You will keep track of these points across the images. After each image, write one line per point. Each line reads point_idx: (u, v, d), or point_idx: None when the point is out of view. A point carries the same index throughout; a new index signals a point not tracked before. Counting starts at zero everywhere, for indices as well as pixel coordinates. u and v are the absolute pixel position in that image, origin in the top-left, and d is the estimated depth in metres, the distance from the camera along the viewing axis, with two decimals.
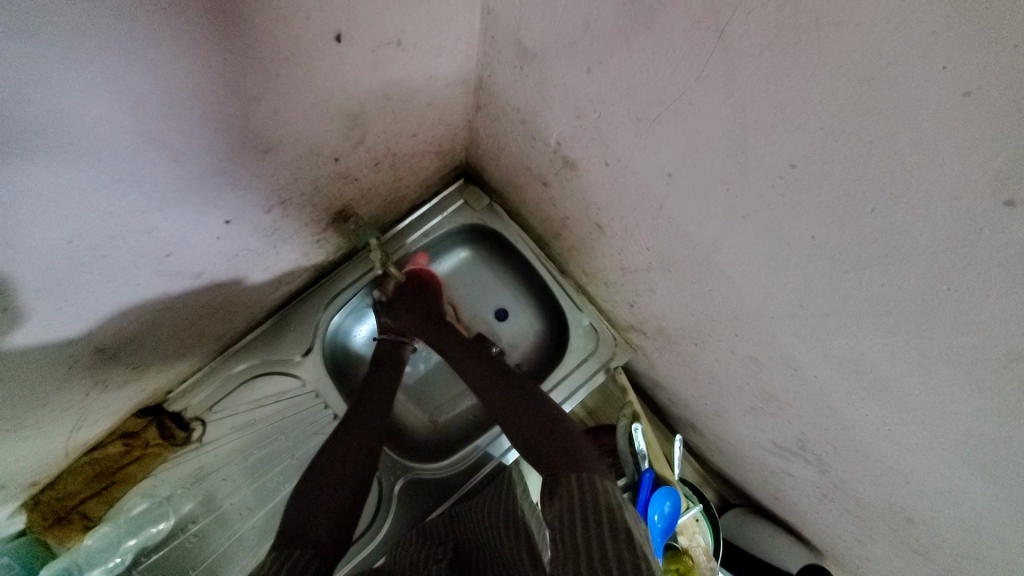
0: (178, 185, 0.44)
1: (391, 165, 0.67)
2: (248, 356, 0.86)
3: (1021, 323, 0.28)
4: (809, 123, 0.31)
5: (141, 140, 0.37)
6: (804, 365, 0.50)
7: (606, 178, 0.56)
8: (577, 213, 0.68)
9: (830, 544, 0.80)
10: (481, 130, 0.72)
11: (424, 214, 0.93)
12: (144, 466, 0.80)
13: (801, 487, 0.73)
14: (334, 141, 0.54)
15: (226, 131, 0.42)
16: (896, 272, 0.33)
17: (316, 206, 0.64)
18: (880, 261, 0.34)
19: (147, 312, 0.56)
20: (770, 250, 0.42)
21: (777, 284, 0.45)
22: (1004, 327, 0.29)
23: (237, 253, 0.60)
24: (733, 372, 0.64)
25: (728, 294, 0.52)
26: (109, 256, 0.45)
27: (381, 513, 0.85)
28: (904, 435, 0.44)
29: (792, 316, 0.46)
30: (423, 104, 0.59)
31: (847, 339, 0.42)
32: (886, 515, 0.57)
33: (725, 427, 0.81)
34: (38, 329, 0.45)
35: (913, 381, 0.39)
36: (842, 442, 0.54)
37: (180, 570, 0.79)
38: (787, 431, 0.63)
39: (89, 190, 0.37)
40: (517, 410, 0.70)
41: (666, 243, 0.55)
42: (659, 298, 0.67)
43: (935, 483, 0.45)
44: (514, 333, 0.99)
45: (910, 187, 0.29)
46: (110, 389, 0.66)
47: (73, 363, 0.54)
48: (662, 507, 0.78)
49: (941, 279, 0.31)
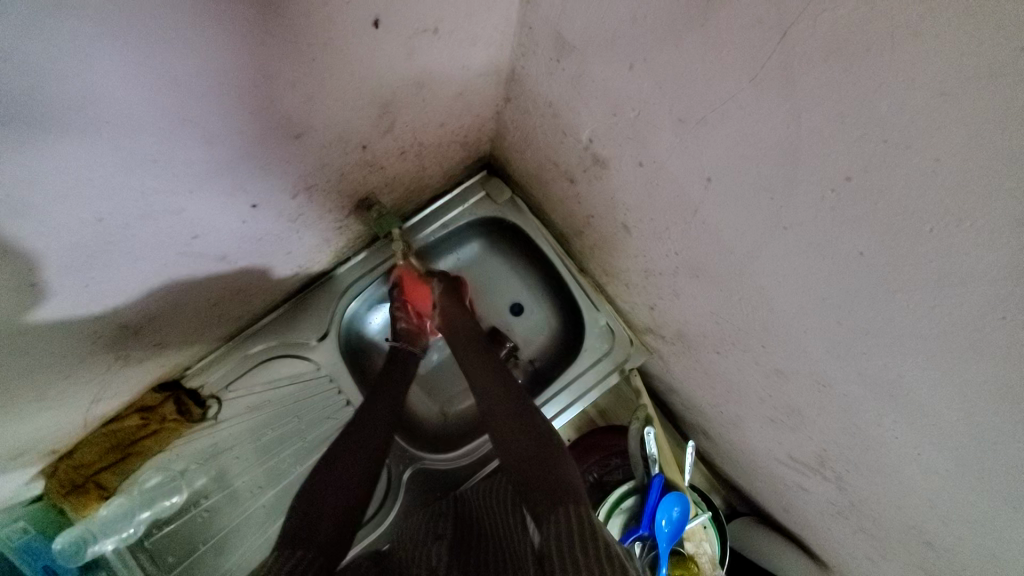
0: (207, 169, 0.44)
1: (417, 154, 0.66)
2: (265, 338, 0.86)
3: None
4: (873, 135, 0.29)
5: (175, 122, 0.37)
6: (835, 383, 0.48)
7: (638, 178, 0.54)
8: (604, 212, 0.66)
9: (840, 562, 0.78)
10: (509, 122, 0.71)
11: (444, 206, 0.91)
12: (159, 441, 0.82)
13: (815, 502, 0.72)
14: (363, 128, 0.53)
15: (256, 116, 0.41)
16: (947, 295, 0.31)
17: (340, 193, 0.63)
18: (932, 284, 0.32)
19: (170, 292, 0.57)
20: (811, 264, 0.40)
21: (813, 299, 0.43)
22: None
23: (261, 237, 0.60)
24: (756, 383, 0.63)
25: (758, 305, 0.50)
26: (139, 236, 0.45)
27: (389, 500, 0.86)
28: (935, 463, 0.42)
29: (829, 333, 0.44)
30: (453, 94, 0.57)
31: (884, 360, 0.40)
32: (904, 540, 0.55)
33: (740, 436, 0.79)
34: (63, 305, 0.45)
35: (953, 410, 0.37)
36: (866, 464, 0.52)
37: (191, 543, 0.82)
38: (806, 447, 0.62)
39: (119, 170, 0.37)
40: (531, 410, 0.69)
41: (696, 248, 0.54)
42: (682, 304, 0.66)
43: (964, 514, 0.43)
44: (528, 328, 0.98)
45: (974, 210, 0.27)
46: (130, 364, 0.67)
47: (97, 338, 0.55)
48: (670, 512, 0.78)
49: (999, 307, 0.29)
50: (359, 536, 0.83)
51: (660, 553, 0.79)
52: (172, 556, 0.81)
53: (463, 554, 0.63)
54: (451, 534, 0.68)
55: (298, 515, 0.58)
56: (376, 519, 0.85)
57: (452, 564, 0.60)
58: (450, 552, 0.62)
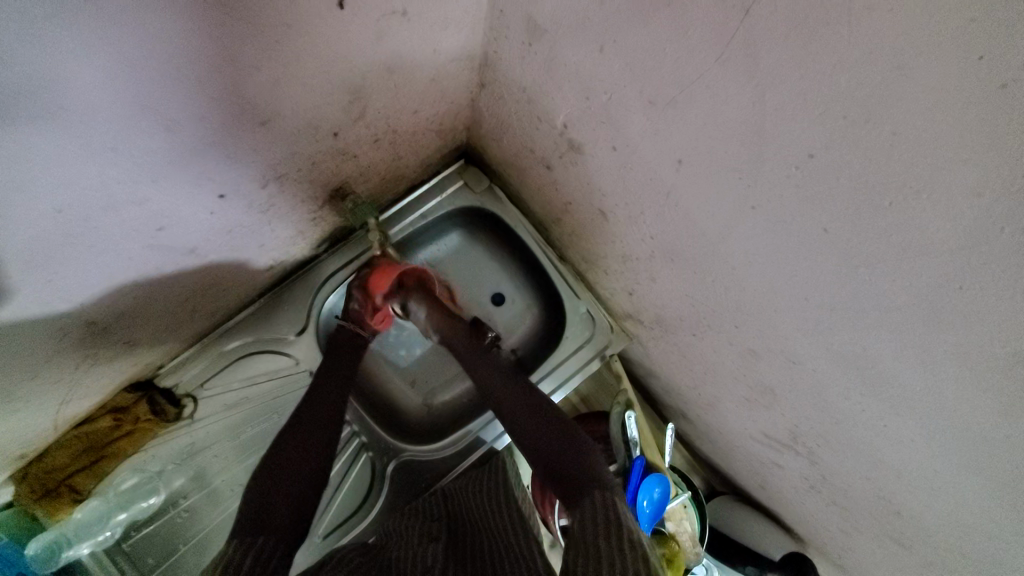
0: (171, 157, 0.41)
1: (391, 142, 0.64)
2: (240, 335, 0.84)
3: None
4: (834, 112, 0.30)
5: (137, 106, 0.35)
6: (805, 359, 0.49)
7: (612, 163, 0.54)
8: (580, 197, 0.66)
9: (815, 532, 0.82)
10: (484, 109, 0.70)
11: (422, 196, 0.90)
12: (133, 442, 0.80)
13: (790, 476, 0.75)
14: (334, 115, 0.50)
15: (223, 103, 0.39)
16: (908, 268, 0.33)
17: (313, 183, 0.60)
18: (892, 258, 0.33)
19: (138, 287, 0.54)
20: (781, 244, 0.41)
21: (783, 278, 0.44)
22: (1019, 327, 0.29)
23: (232, 229, 0.57)
24: (731, 365, 0.64)
25: (731, 285, 0.51)
26: (99, 229, 0.42)
27: (373, 491, 0.88)
28: (899, 431, 0.44)
29: (798, 311, 0.45)
30: (426, 80, 0.56)
31: (850, 334, 0.42)
32: (874, 506, 0.59)
33: (719, 416, 0.81)
34: (22, 302, 0.43)
35: (917, 380, 0.38)
36: (838, 437, 0.54)
37: (171, 543, 0.81)
38: (781, 423, 0.64)
39: (75, 156, 0.34)
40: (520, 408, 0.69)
41: (670, 233, 0.54)
42: (659, 288, 0.66)
43: (926, 480, 0.46)
44: (509, 318, 1.00)
45: (931, 182, 0.28)
46: (100, 363, 0.64)
47: (63, 336, 0.53)
48: (651, 493, 0.81)
49: (954, 278, 0.30)
50: (344, 530, 0.84)
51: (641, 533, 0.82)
52: (152, 558, 0.80)
53: (455, 547, 0.63)
54: (443, 530, 0.68)
55: (280, 510, 0.56)
56: (361, 512, 0.86)
57: (446, 557, 0.60)
58: (442, 546, 0.62)
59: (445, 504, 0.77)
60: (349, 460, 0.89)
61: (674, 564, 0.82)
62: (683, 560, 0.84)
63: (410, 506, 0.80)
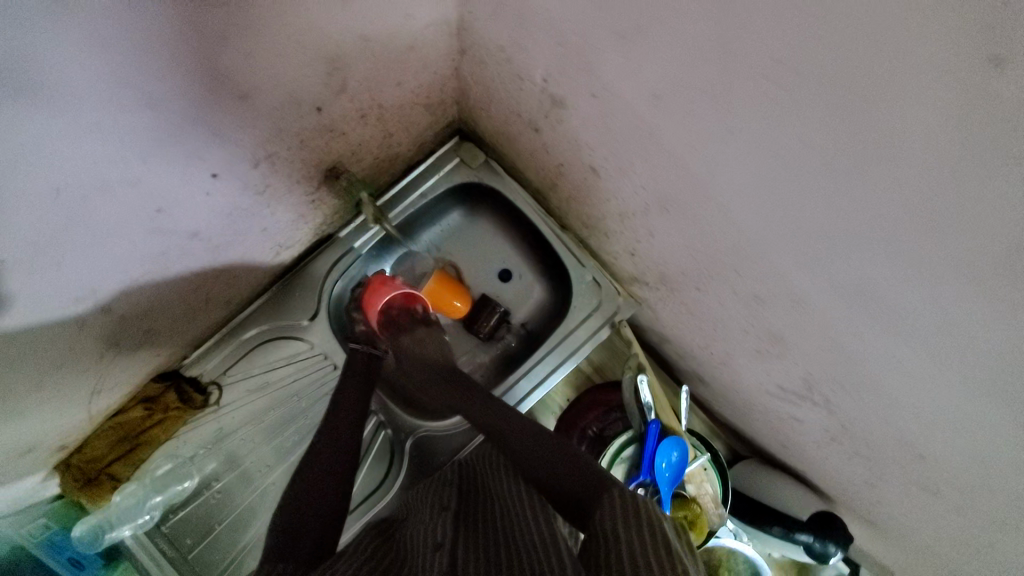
0: (158, 135, 0.42)
1: (378, 117, 0.65)
2: (256, 323, 0.87)
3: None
4: (795, 5, 0.28)
5: (115, 81, 0.35)
6: (806, 297, 0.48)
7: (595, 111, 0.52)
8: (572, 157, 0.65)
9: (843, 489, 0.80)
10: (469, 77, 0.70)
11: (420, 175, 0.90)
12: (165, 429, 0.84)
13: (809, 431, 0.73)
14: (315, 87, 0.51)
15: (196, 78, 0.40)
16: (888, 176, 0.30)
17: (305, 163, 0.61)
18: (871, 167, 0.31)
19: (149, 273, 0.56)
20: (767, 174, 0.39)
21: (772, 211, 0.42)
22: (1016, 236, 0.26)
23: (232, 213, 0.59)
24: (736, 315, 0.63)
25: (726, 228, 0.50)
26: (99, 210, 0.43)
27: (394, 467, 0.91)
28: (908, 364, 0.42)
29: (793, 245, 0.43)
30: (404, 47, 0.56)
31: (846, 264, 0.39)
32: (896, 453, 0.57)
33: (733, 373, 0.80)
34: (39, 288, 0.45)
35: (918, 303, 0.36)
36: (850, 380, 0.52)
37: (208, 523, 0.86)
38: (793, 373, 0.63)
39: (63, 137, 0.35)
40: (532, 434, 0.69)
41: (662, 181, 0.53)
42: (658, 243, 0.65)
43: (947, 419, 0.44)
44: (517, 294, 1.01)
45: (898, 71, 0.26)
46: (121, 353, 0.68)
47: (83, 324, 0.55)
48: (669, 455, 0.82)
49: (938, 178, 0.28)
50: (368, 505, 0.88)
51: (663, 497, 0.83)
52: (191, 538, 0.85)
53: (467, 519, 0.60)
54: (454, 502, 0.66)
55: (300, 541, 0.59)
56: (385, 486, 0.90)
57: (457, 531, 0.56)
58: (452, 520, 0.59)
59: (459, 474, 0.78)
60: (369, 439, 0.92)
61: (696, 526, 0.83)
62: (706, 523, 0.84)
63: (427, 479, 0.81)
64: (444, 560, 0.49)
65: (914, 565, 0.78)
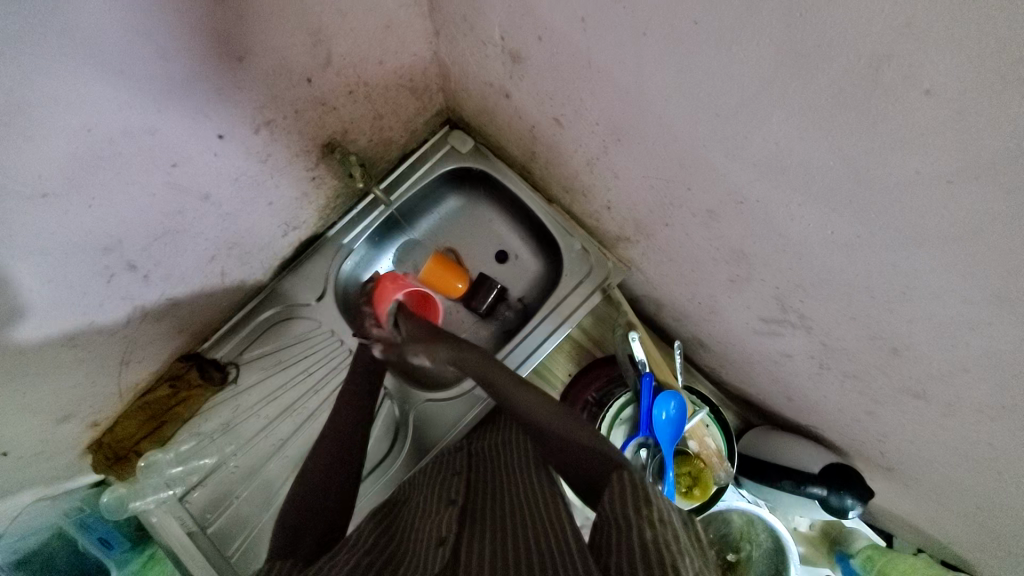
0: (168, 86, 0.51)
1: (365, 95, 0.75)
2: (270, 304, 0.95)
3: (869, 23, 0.30)
4: None
5: (134, 31, 0.44)
6: (748, 191, 0.51)
7: (543, 55, 0.59)
8: (538, 114, 0.72)
9: (852, 435, 0.77)
10: (445, 59, 0.79)
11: (415, 162, 0.98)
12: (188, 408, 0.90)
13: (799, 366, 0.72)
14: (303, 58, 0.61)
15: (199, 34, 0.49)
16: (757, 19, 0.36)
17: (303, 135, 0.72)
18: (742, 17, 0.36)
19: (167, 231, 0.66)
20: (679, 67, 0.45)
21: (694, 105, 0.47)
22: (861, 35, 0.31)
23: (238, 177, 0.69)
24: (703, 243, 0.66)
25: (668, 140, 0.54)
26: (123, 154, 0.53)
27: (399, 438, 0.93)
28: (842, 232, 0.45)
29: (719, 134, 0.47)
30: (381, 25, 0.66)
31: (763, 135, 0.43)
32: (873, 356, 0.56)
33: (720, 319, 0.81)
34: (76, 223, 0.54)
35: (825, 155, 0.39)
36: (811, 278, 0.54)
37: (227, 498, 0.90)
38: (766, 294, 0.64)
39: (94, 78, 0.45)
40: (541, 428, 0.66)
41: (610, 110, 0.58)
42: (624, 183, 0.70)
43: (891, 286, 0.45)
44: (512, 272, 1.06)
45: None
46: (147, 319, 0.76)
47: (113, 277, 0.64)
48: (668, 406, 0.82)
49: (791, 2, 0.33)
50: (377, 476, 0.90)
51: (665, 455, 0.82)
52: (210, 513, 0.89)
53: (476, 513, 0.56)
54: (461, 493, 0.61)
55: (305, 526, 0.62)
56: (391, 457, 0.92)
57: (464, 525, 0.53)
58: (459, 511, 0.55)
59: (468, 461, 0.75)
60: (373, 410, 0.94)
61: (701, 481, 0.84)
62: (709, 477, 0.83)
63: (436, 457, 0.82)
64: (446, 555, 0.47)
65: (940, 515, 0.72)
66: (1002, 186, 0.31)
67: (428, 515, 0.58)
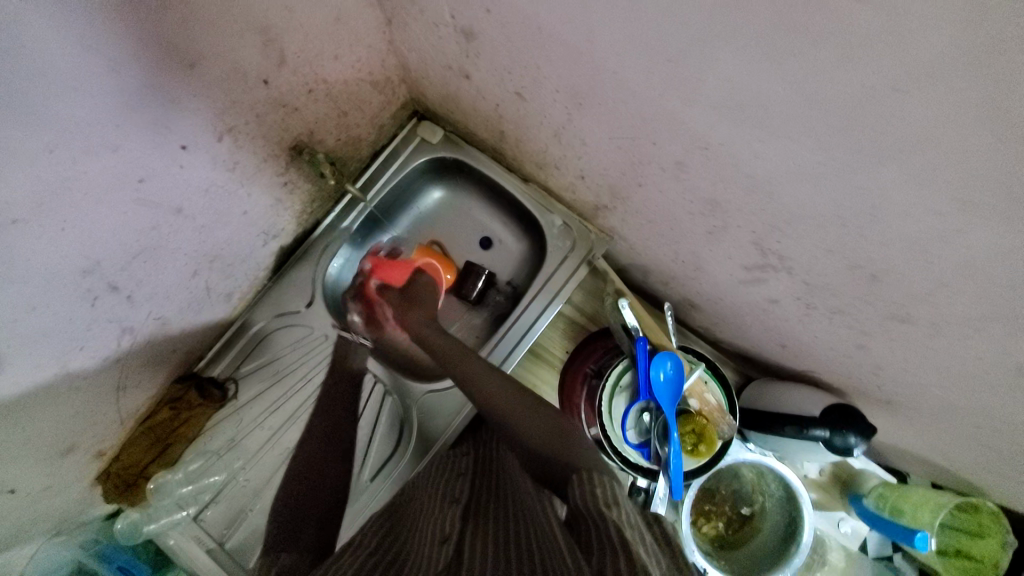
0: (125, 97, 0.51)
1: (325, 92, 0.75)
2: (261, 317, 0.95)
3: None
4: None
5: (81, 44, 0.44)
6: (710, 136, 0.51)
7: (495, 28, 0.60)
8: (500, 91, 0.73)
9: (847, 373, 0.77)
10: (402, 47, 0.79)
11: (387, 157, 0.98)
12: (191, 428, 0.90)
13: (786, 310, 0.73)
14: (256, 58, 0.61)
15: (148, 42, 0.49)
16: None
17: (268, 138, 0.73)
18: None
19: (144, 249, 0.66)
20: (625, 19, 0.45)
21: (646, 54, 0.47)
22: None
23: (211, 188, 0.70)
24: (677, 197, 0.66)
25: (626, 97, 0.55)
26: (89, 174, 0.53)
27: (405, 434, 0.92)
28: (804, 162, 0.45)
29: (672, 79, 0.48)
30: (332, 18, 0.66)
31: (716, 75, 0.43)
32: (854, 286, 0.56)
33: (706, 275, 0.81)
34: (51, 249, 0.54)
35: (775, 82, 0.40)
36: (784, 215, 0.54)
37: (240, 512, 0.89)
38: (744, 241, 0.65)
39: (48, 96, 0.45)
40: (527, 420, 0.66)
41: (568, 75, 0.59)
42: (592, 149, 0.70)
43: (857, 208, 0.45)
44: (498, 257, 1.06)
45: None
46: (138, 343, 0.76)
47: (96, 301, 0.64)
48: (664, 366, 0.82)
49: None
50: (387, 473, 0.90)
51: (668, 416, 0.81)
52: (227, 528, 0.89)
53: (478, 516, 0.56)
54: (465, 495, 0.62)
55: None
56: (399, 453, 0.91)
57: (467, 526, 0.53)
58: (461, 511, 0.57)
59: (473, 465, 0.73)
60: (377, 406, 0.94)
61: (706, 437, 0.84)
62: (713, 433, 0.84)
63: (443, 456, 0.82)
64: (447, 551, 0.48)
65: (942, 440, 0.73)
66: (946, 85, 0.31)
67: (434, 517, 0.57)
